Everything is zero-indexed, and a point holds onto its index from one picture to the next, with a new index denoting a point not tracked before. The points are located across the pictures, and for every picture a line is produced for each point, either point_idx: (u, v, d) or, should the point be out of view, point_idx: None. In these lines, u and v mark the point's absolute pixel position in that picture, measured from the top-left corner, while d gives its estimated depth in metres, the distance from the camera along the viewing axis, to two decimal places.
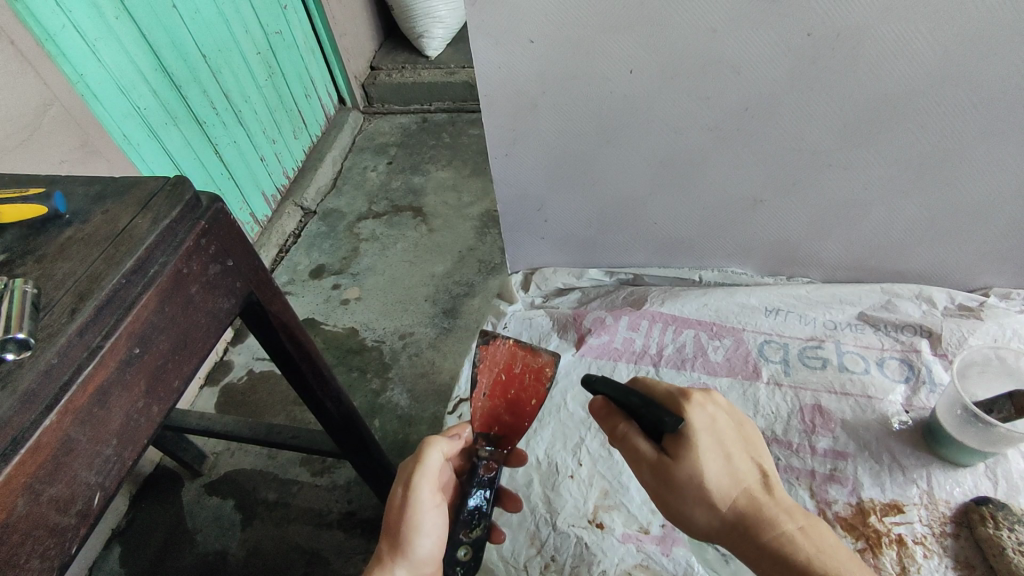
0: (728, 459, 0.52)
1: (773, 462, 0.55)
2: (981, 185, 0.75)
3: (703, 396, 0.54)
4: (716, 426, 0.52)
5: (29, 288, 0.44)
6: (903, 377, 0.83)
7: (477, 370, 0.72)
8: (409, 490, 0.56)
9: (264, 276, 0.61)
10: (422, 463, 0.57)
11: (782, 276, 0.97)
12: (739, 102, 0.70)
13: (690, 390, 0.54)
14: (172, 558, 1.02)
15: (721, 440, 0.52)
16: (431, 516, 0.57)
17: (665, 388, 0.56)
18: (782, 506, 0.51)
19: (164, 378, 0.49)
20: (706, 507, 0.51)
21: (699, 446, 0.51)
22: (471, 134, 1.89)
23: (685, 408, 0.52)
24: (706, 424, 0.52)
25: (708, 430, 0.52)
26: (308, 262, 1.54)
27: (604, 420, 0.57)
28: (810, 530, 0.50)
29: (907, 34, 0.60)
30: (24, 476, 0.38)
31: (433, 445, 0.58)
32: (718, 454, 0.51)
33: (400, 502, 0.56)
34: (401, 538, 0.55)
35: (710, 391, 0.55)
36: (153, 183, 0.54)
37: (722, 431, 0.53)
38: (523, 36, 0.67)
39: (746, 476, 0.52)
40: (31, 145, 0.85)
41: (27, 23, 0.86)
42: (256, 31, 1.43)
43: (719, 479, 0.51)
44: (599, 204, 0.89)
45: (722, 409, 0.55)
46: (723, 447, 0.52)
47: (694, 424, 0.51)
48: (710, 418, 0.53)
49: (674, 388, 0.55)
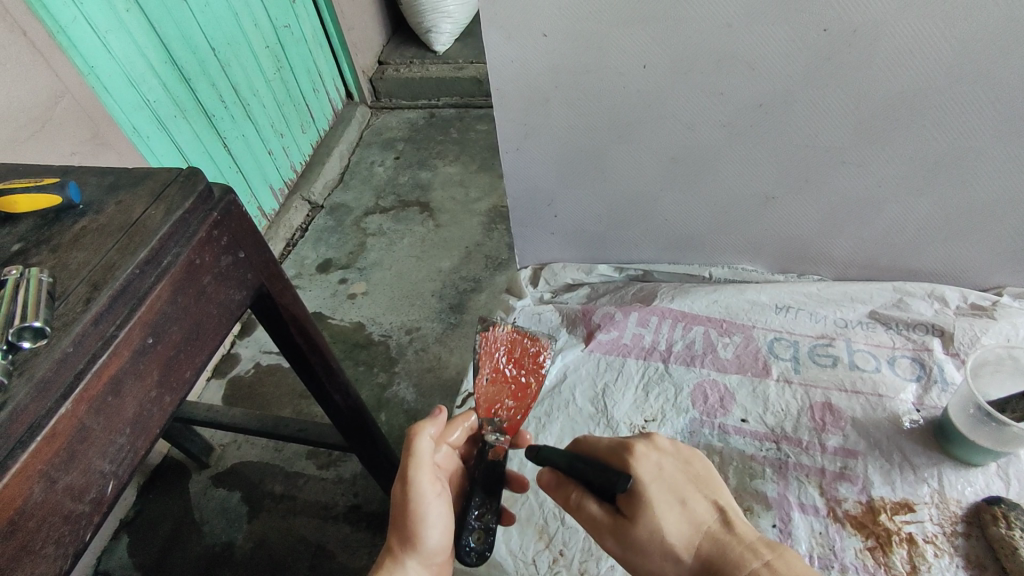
0: (683, 505, 0.52)
1: (730, 497, 0.54)
2: (995, 183, 0.75)
3: (646, 446, 0.55)
4: (663, 474, 0.53)
5: (44, 277, 0.44)
6: (913, 376, 0.83)
7: (478, 356, 0.72)
8: (407, 485, 0.56)
9: (276, 268, 0.61)
10: (412, 453, 0.57)
11: (792, 274, 0.96)
12: (753, 99, 0.69)
13: (632, 442, 0.55)
14: (179, 549, 1.02)
15: (671, 485, 0.53)
16: (435, 506, 0.56)
17: (607, 443, 0.56)
18: (747, 543, 0.50)
19: (176, 368, 0.49)
20: (673, 561, 0.50)
21: (651, 498, 0.51)
22: (479, 130, 1.89)
23: (629, 464, 0.52)
24: (653, 473, 0.52)
25: (657, 479, 0.52)
26: (315, 257, 1.54)
27: (556, 491, 0.56)
28: (779, 562, 0.48)
29: (925, 30, 0.60)
30: (39, 463, 0.38)
31: (421, 434, 0.58)
32: (671, 500, 0.52)
33: (400, 497, 0.56)
34: (406, 531, 0.56)
35: (651, 438, 0.56)
36: (167, 174, 0.54)
37: (670, 476, 0.53)
38: (536, 30, 0.67)
39: (704, 518, 0.52)
40: (42, 136, 0.86)
41: (40, 15, 0.86)
42: (264, 25, 1.43)
43: (678, 528, 0.51)
44: (610, 200, 0.89)
45: (668, 453, 0.55)
46: (675, 493, 0.52)
47: (642, 477, 0.52)
48: (656, 466, 0.53)
49: (615, 442, 0.55)
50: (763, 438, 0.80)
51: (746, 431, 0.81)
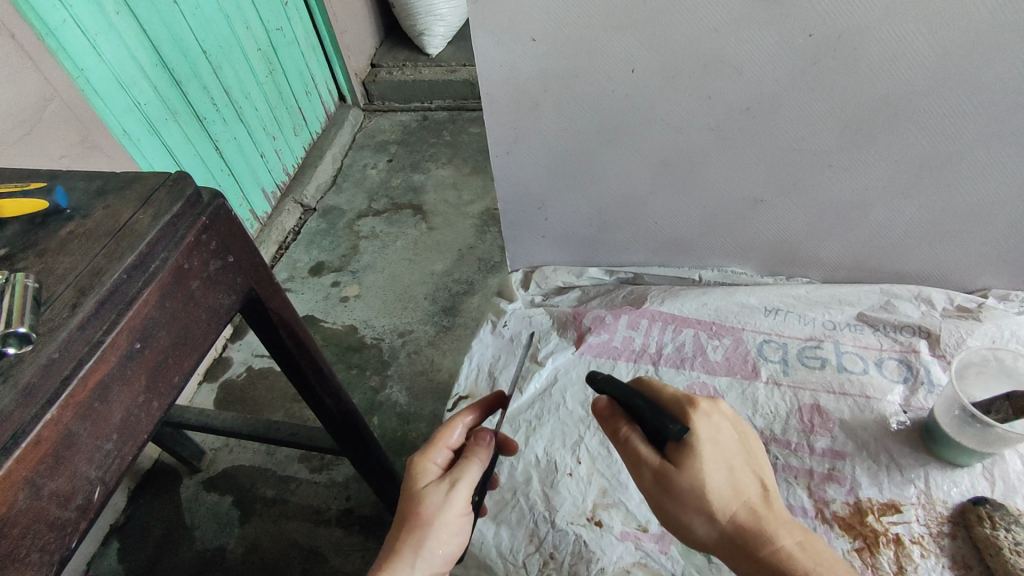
0: (731, 472, 0.52)
1: (773, 476, 0.55)
2: (979, 187, 0.76)
3: (709, 406, 0.54)
4: (720, 436, 0.53)
5: (30, 282, 0.44)
6: (900, 377, 0.84)
7: None
8: (454, 489, 0.57)
9: (266, 272, 0.61)
10: (469, 468, 0.59)
11: (781, 276, 0.97)
12: (741, 102, 0.70)
13: (697, 399, 0.54)
14: (170, 555, 1.02)
15: (725, 450, 0.52)
16: (462, 522, 0.57)
17: (672, 394, 0.56)
18: (782, 520, 0.52)
19: (165, 372, 0.49)
20: (706, 518, 0.52)
21: (703, 455, 0.51)
22: (472, 133, 1.89)
23: (691, 417, 0.52)
24: (711, 434, 0.52)
25: (713, 440, 0.52)
26: (307, 260, 1.54)
27: (607, 421, 0.56)
28: (808, 545, 0.52)
29: (908, 36, 0.61)
30: (24, 470, 0.38)
31: (476, 459, 0.60)
32: (721, 464, 0.52)
33: (441, 498, 0.56)
34: (430, 531, 0.54)
35: (716, 400, 0.55)
36: (155, 178, 0.54)
37: (725, 441, 0.53)
38: (525, 34, 0.68)
39: (748, 490, 0.53)
40: (31, 139, 0.85)
41: (28, 18, 0.86)
42: (256, 27, 1.43)
43: (721, 491, 0.51)
44: (600, 205, 0.90)
45: (728, 419, 0.55)
46: (726, 459, 0.52)
47: (700, 435, 0.51)
48: (714, 428, 0.53)
49: (681, 395, 0.55)
50: None
51: None
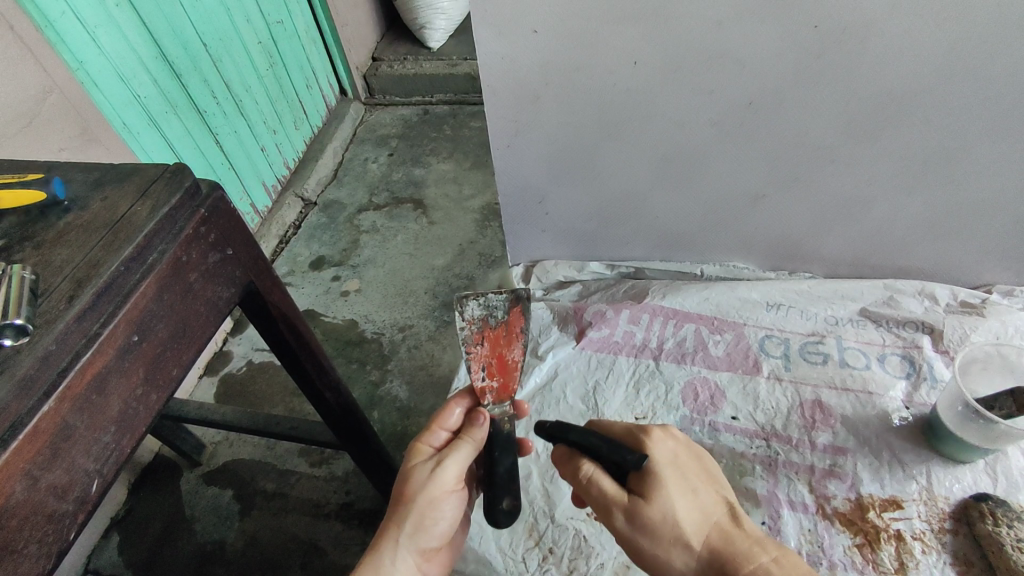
0: (696, 495, 0.53)
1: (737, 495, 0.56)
2: (984, 183, 0.75)
3: (662, 432, 0.56)
4: (677, 460, 0.54)
5: (27, 274, 0.44)
6: (903, 373, 0.83)
7: (490, 332, 0.71)
8: (437, 465, 0.57)
9: (265, 264, 0.61)
10: (457, 448, 0.58)
11: (784, 271, 0.96)
12: (742, 96, 0.69)
13: (648, 427, 0.56)
14: (170, 548, 1.02)
15: (685, 472, 0.53)
16: (448, 499, 0.57)
17: (624, 427, 0.58)
18: (754, 537, 0.52)
19: (164, 365, 0.49)
20: (682, 547, 0.51)
21: (665, 480, 0.52)
22: (473, 128, 1.88)
23: (647, 445, 0.53)
24: (669, 458, 0.53)
25: (672, 464, 0.53)
26: (308, 254, 1.53)
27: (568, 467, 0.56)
28: (784, 560, 0.50)
29: (914, 30, 0.60)
30: (22, 461, 0.38)
31: (469, 440, 0.59)
32: (684, 486, 0.52)
33: (423, 474, 0.57)
34: (410, 503, 0.56)
35: (667, 426, 0.57)
36: (154, 170, 0.54)
37: (683, 464, 0.54)
38: (527, 26, 0.67)
39: (714, 511, 0.53)
40: (29, 132, 0.85)
41: (28, 10, 0.86)
42: (257, 20, 1.42)
43: (690, 515, 0.51)
44: (601, 199, 0.89)
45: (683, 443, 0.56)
46: (688, 482, 0.53)
47: (659, 460, 0.53)
48: (671, 453, 0.54)
49: (632, 425, 0.57)
50: (753, 436, 0.81)
51: (736, 428, 0.81)
